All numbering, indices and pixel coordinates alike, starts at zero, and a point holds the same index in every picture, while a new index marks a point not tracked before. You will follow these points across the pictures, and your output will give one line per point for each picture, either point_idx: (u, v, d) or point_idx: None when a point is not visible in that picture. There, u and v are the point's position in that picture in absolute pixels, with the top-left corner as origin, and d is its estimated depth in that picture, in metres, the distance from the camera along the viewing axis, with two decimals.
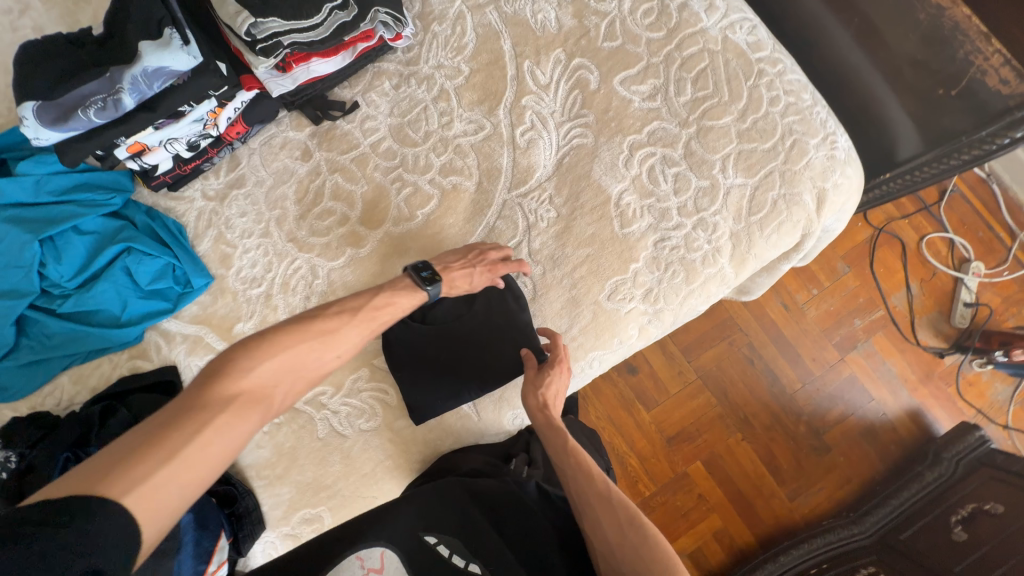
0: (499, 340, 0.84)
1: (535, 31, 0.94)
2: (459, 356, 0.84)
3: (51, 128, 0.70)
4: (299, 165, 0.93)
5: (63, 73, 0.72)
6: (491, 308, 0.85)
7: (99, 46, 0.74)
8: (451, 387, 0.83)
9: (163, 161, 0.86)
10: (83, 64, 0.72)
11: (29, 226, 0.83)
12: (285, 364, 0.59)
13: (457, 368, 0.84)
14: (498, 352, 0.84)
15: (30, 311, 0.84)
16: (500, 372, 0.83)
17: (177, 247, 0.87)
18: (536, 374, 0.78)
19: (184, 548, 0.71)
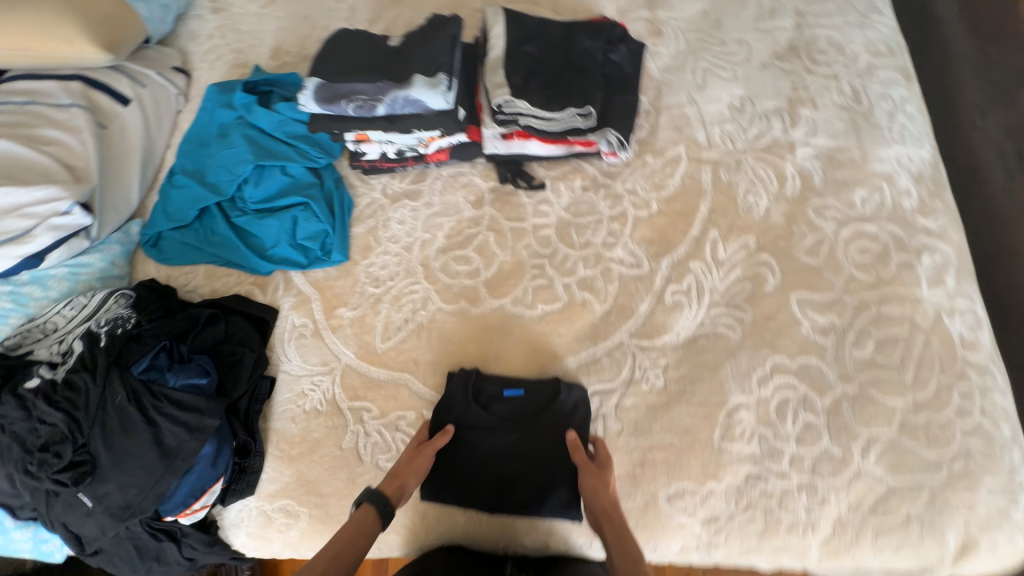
0: (540, 451, 0.81)
1: (739, 209, 0.91)
2: (504, 451, 0.81)
3: (317, 104, 0.83)
4: (467, 209, 0.99)
5: (349, 65, 0.86)
6: (550, 412, 0.82)
7: (386, 57, 0.87)
8: (475, 479, 0.81)
9: (372, 152, 0.98)
10: (367, 65, 0.86)
11: (256, 150, 0.99)
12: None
13: (496, 465, 0.80)
14: (535, 462, 0.80)
15: (216, 208, 1.01)
16: (530, 488, 0.79)
17: (339, 221, 0.97)
18: (596, 471, 0.75)
19: (189, 474, 0.79)
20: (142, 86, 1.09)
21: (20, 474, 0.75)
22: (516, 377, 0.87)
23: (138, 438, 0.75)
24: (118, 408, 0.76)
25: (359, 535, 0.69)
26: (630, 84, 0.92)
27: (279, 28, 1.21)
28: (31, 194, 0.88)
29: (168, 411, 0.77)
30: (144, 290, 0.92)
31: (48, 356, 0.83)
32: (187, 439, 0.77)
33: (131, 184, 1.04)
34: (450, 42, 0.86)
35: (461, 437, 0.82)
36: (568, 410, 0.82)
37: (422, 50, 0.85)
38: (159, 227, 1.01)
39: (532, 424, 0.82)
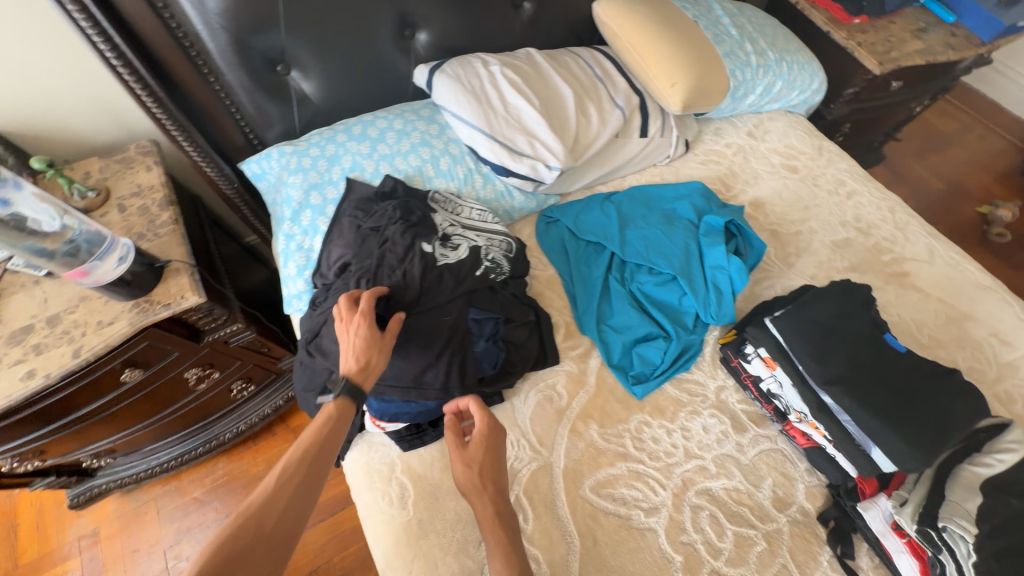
0: (932, 412, 0.70)
1: None
2: (923, 386, 0.73)
3: (781, 334, 0.79)
4: (766, 494, 0.86)
5: (828, 349, 0.75)
6: (944, 381, 0.74)
7: (877, 374, 0.73)
8: (813, 359, 0.75)
9: (756, 369, 0.91)
10: (846, 367, 0.74)
11: (683, 262, 1.02)
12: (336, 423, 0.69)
13: (842, 346, 0.76)
14: (936, 426, 0.69)
15: (609, 257, 1.06)
16: (929, 435, 0.68)
17: (670, 371, 0.94)
18: (932, 444, 0.67)
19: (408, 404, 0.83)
20: (661, 136, 1.22)
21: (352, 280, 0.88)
22: (933, 373, 0.75)
23: (421, 353, 0.81)
24: (438, 322, 0.84)
25: (330, 436, 0.68)
26: None
27: (779, 195, 1.22)
28: (548, 134, 1.05)
29: (453, 361, 0.82)
30: (518, 247, 1.01)
31: (441, 229, 0.95)
32: (436, 393, 0.80)
33: (584, 178, 1.16)
34: (967, 422, 0.70)
35: (810, 306, 0.81)
36: (962, 393, 0.73)
37: (914, 410, 0.70)
38: (567, 220, 1.11)
39: (887, 350, 0.77)
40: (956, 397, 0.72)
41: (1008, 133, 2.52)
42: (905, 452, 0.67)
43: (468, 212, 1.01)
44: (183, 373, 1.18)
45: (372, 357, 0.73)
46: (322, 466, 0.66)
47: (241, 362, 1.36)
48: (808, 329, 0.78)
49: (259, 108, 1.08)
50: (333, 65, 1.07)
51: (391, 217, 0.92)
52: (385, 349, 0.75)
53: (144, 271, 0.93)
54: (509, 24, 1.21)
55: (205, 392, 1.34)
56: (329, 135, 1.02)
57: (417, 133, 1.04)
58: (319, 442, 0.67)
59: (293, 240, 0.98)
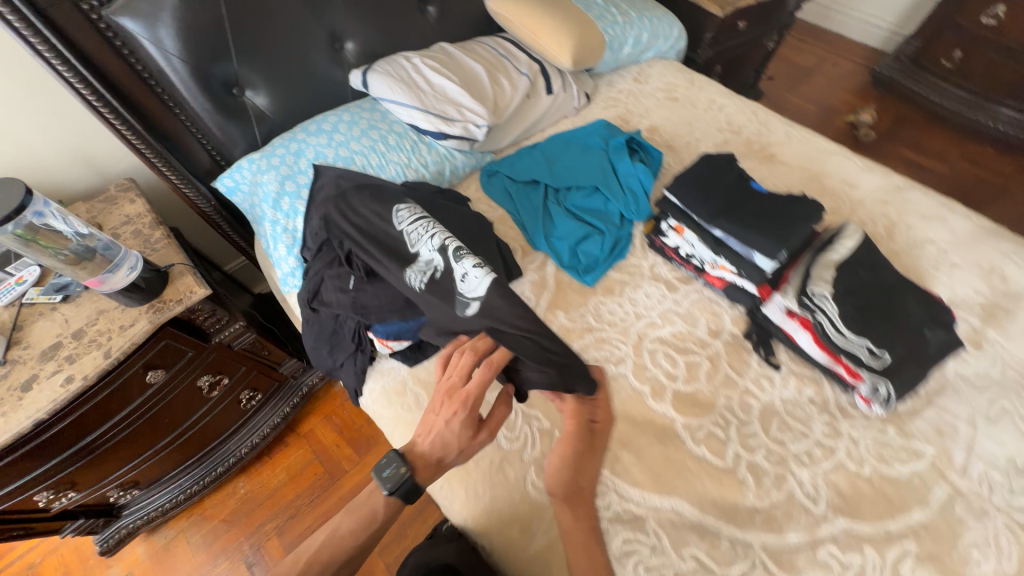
0: (787, 219, 0.96)
1: (955, 553, 0.83)
2: (778, 205, 0.99)
3: (677, 197, 1.05)
4: (703, 330, 1.09)
5: (709, 197, 1.02)
6: (791, 200, 1.01)
7: (746, 205, 0.99)
8: (701, 207, 1.01)
9: (672, 240, 1.15)
10: (722, 205, 1.00)
11: (600, 177, 1.26)
12: (351, 524, 0.82)
13: (719, 193, 1.02)
14: (791, 226, 0.95)
15: (544, 188, 1.29)
16: (786, 233, 0.94)
17: (610, 260, 1.17)
18: (788, 239, 0.93)
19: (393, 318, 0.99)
20: (564, 91, 1.48)
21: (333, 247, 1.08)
22: (784, 197, 1.02)
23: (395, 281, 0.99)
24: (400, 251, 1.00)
25: (353, 529, 0.82)
26: (928, 363, 0.92)
27: (667, 120, 1.51)
28: (471, 101, 1.28)
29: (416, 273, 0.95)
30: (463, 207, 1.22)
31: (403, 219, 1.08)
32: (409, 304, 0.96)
33: (509, 135, 1.40)
34: (812, 219, 0.96)
35: (693, 173, 1.07)
36: (804, 203, 1.00)
37: (774, 220, 0.96)
38: (503, 169, 1.33)
39: (750, 189, 1.03)
40: (800, 207, 0.99)
41: (853, 56, 3.02)
42: (773, 248, 0.93)
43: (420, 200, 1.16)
44: (196, 379, 1.30)
45: (452, 455, 0.77)
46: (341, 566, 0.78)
47: (246, 367, 1.48)
48: (694, 187, 1.03)
49: (223, 130, 1.24)
50: (280, 82, 1.26)
51: (360, 233, 1.04)
52: (464, 449, 0.78)
53: (153, 278, 1.07)
54: (419, 26, 1.45)
55: (217, 402, 1.45)
56: (291, 136, 1.21)
57: (364, 121, 1.25)
58: (341, 539, 0.80)
59: (278, 224, 1.16)
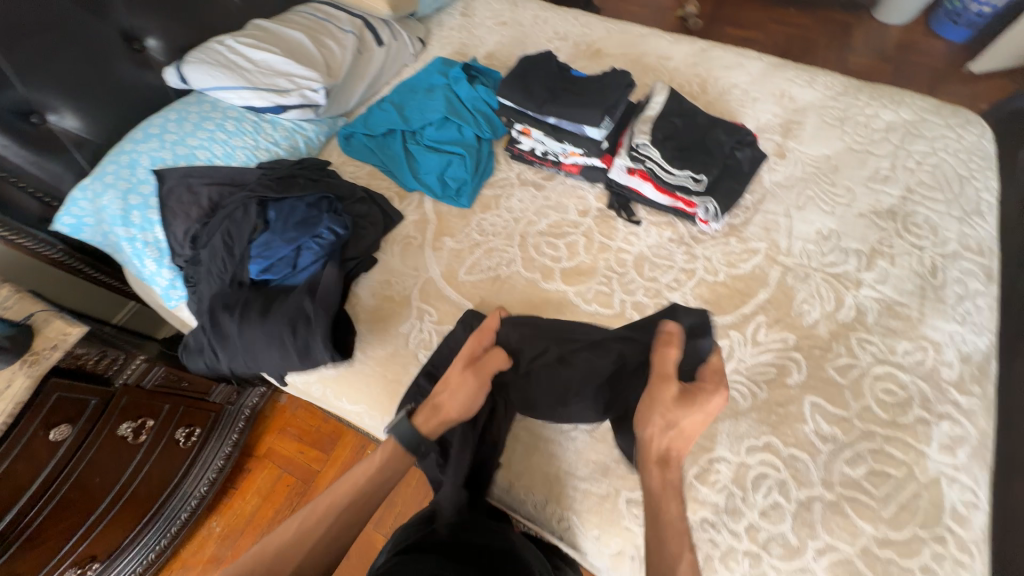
0: (601, 92, 1.12)
1: (793, 312, 1.04)
2: (591, 83, 1.15)
3: (510, 99, 1.15)
4: (574, 213, 1.22)
5: (535, 90, 1.14)
6: (603, 76, 1.17)
7: (567, 89, 1.14)
8: (531, 100, 1.12)
9: (526, 145, 1.25)
10: (545, 93, 1.13)
11: (448, 106, 1.31)
12: (343, 488, 0.79)
13: (543, 85, 1.14)
14: (605, 96, 1.11)
15: (401, 133, 1.33)
16: (602, 102, 1.10)
17: (478, 178, 1.25)
18: (606, 108, 1.10)
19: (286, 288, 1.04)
20: (395, 39, 1.50)
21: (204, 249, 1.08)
22: (597, 75, 1.17)
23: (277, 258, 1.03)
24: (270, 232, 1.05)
25: (348, 491, 0.79)
26: (742, 177, 1.12)
27: (501, 43, 1.58)
28: (299, 68, 1.26)
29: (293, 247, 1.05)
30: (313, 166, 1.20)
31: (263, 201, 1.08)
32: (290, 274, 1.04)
33: (354, 94, 1.41)
34: (620, 88, 1.12)
35: (519, 75, 1.18)
36: (613, 75, 1.16)
37: (591, 96, 1.12)
38: (356, 128, 1.35)
39: (568, 76, 1.18)
40: (609, 79, 1.15)
41: None
42: (596, 117, 1.09)
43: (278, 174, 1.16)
44: (116, 428, 1.25)
45: (453, 407, 0.84)
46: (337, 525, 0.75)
47: (171, 404, 1.42)
48: (521, 85, 1.14)
49: (39, 167, 1.14)
50: (88, 99, 1.17)
51: (225, 227, 1.05)
52: (464, 404, 0.85)
53: (17, 333, 1.01)
54: (224, 8, 1.39)
55: (151, 447, 1.39)
56: (116, 149, 1.14)
57: (194, 115, 1.21)
58: (337, 502, 0.77)
59: (137, 240, 1.12)
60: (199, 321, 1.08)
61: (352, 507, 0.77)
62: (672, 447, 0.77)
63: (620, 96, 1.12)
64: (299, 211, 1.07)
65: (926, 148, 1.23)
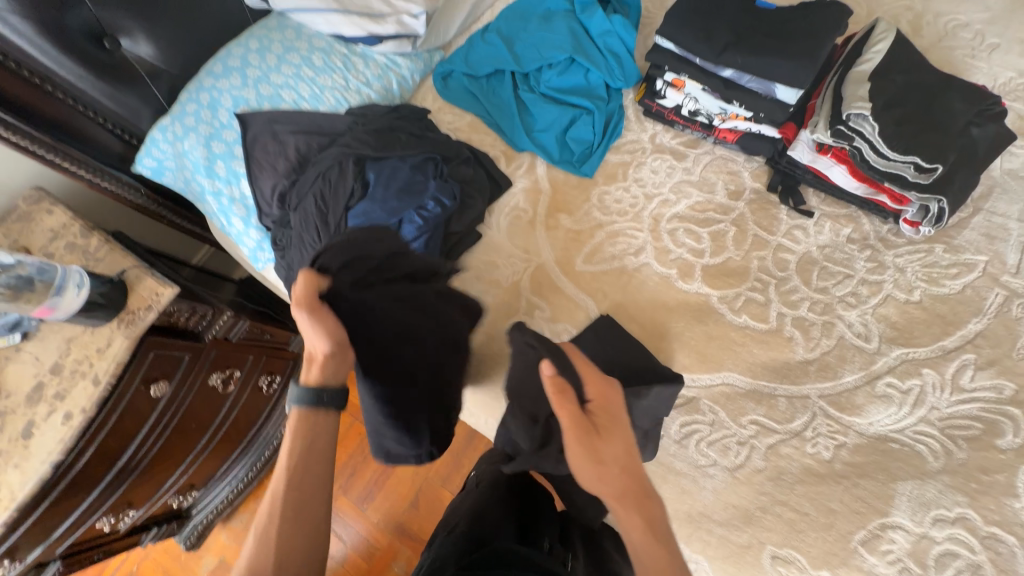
0: (804, 34, 0.82)
1: (1014, 351, 0.81)
2: (789, 20, 0.85)
3: (676, 42, 0.88)
4: (722, 193, 0.98)
5: (712, 27, 0.86)
6: (804, 11, 0.86)
7: (755, 29, 0.85)
8: (705, 45, 0.85)
9: (671, 100, 0.99)
10: (728, 35, 0.85)
11: (573, 43, 1.05)
12: (304, 463, 0.61)
13: (722, 21, 0.86)
14: (812, 40, 0.81)
15: (510, 75, 1.09)
16: (807, 48, 0.81)
17: (606, 141, 1.02)
18: (812, 58, 0.80)
19: None
20: None
21: (294, 209, 0.94)
22: (798, 9, 0.88)
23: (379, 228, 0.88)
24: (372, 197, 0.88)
25: (302, 447, 0.62)
26: (979, 164, 0.83)
27: None
28: None
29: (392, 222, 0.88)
30: (415, 117, 1.02)
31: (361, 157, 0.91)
32: None
33: (454, 21, 1.16)
34: (834, 31, 0.82)
35: (685, 4, 0.89)
36: (823, 9, 0.84)
37: (792, 40, 0.82)
38: (456, 65, 1.12)
39: (754, 10, 0.88)
40: (817, 15, 0.84)
41: None
42: (795, 72, 0.81)
43: (376, 121, 0.98)
44: (207, 378, 1.24)
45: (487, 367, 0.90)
46: (313, 502, 0.59)
47: (254, 355, 1.40)
48: (692, 22, 0.87)
49: (116, 101, 1.02)
50: (161, 20, 1.00)
51: (319, 186, 0.90)
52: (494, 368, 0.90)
53: (113, 291, 0.96)
54: None
55: (238, 395, 1.39)
56: (195, 85, 0.99)
57: (277, 44, 1.02)
58: (296, 462, 0.61)
59: (222, 195, 1.00)
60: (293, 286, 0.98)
61: (314, 489, 0.60)
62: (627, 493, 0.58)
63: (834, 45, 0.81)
64: (402, 174, 0.90)
65: None
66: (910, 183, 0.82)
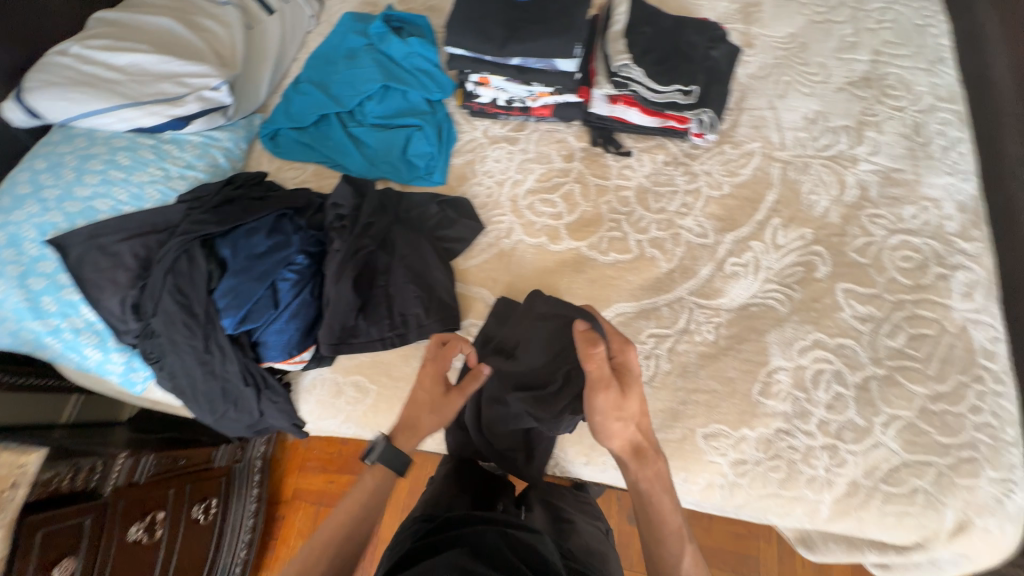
0: (559, 14, 0.97)
1: (801, 205, 1.03)
2: (544, 5, 0.99)
3: (462, 48, 0.99)
4: (559, 161, 1.11)
5: (486, 28, 0.98)
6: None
7: (521, 20, 0.98)
8: (486, 44, 0.97)
9: (486, 96, 1.10)
10: (501, 30, 0.97)
11: (383, 72, 1.12)
12: (352, 509, 0.75)
13: (492, 20, 0.98)
14: (566, 17, 0.96)
15: (336, 117, 1.13)
16: (566, 24, 0.96)
17: (445, 148, 1.09)
18: (573, 30, 0.95)
19: (273, 324, 0.87)
20: (286, 3, 1.24)
21: (152, 312, 0.88)
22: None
23: (252, 297, 0.85)
24: (233, 270, 0.85)
25: (370, 497, 0.76)
26: (725, 77, 1.05)
27: None
28: (188, 67, 1.01)
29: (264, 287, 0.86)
30: (254, 179, 0.99)
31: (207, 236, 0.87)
32: (275, 312, 0.87)
33: (262, 82, 1.16)
34: (580, 6, 0.98)
35: (457, 14, 1.00)
36: None
37: (551, 20, 0.96)
38: (279, 123, 1.12)
39: (515, 4, 1.01)
40: None
41: None
42: (564, 45, 0.95)
43: (211, 196, 0.93)
44: (125, 536, 1.09)
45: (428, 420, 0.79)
46: (348, 544, 0.72)
47: (176, 488, 1.26)
48: (468, 28, 0.98)
49: None
50: None
51: (170, 279, 0.84)
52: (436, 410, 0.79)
53: None
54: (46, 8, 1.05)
55: (171, 538, 1.24)
56: None
57: (71, 157, 0.95)
58: (351, 514, 0.74)
59: (63, 330, 0.90)
60: (183, 390, 0.91)
61: (354, 535, 0.73)
62: (642, 434, 0.75)
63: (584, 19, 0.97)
64: (257, 238, 0.87)
65: (880, 6, 1.22)
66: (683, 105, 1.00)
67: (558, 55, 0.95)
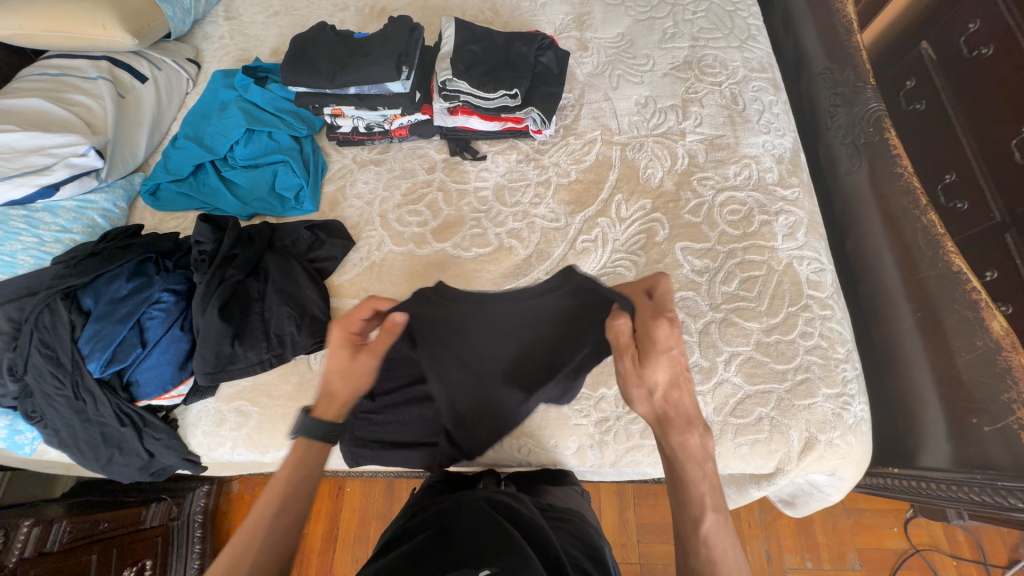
0: (384, 44, 1.10)
1: (640, 179, 1.13)
2: (371, 41, 1.12)
3: (301, 86, 1.10)
4: (422, 173, 1.20)
5: (319, 65, 1.10)
6: (383, 31, 1.15)
7: (352, 55, 1.11)
8: (320, 79, 1.08)
9: (347, 126, 1.20)
10: (332, 65, 1.09)
11: (248, 118, 1.20)
12: (286, 483, 0.68)
13: (326, 58, 1.11)
14: (390, 47, 1.09)
15: (211, 165, 1.20)
16: (389, 52, 1.08)
17: (313, 177, 1.16)
18: (397, 57, 1.08)
19: (144, 362, 0.92)
20: (159, 70, 1.32)
21: (22, 371, 0.91)
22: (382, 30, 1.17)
23: (118, 339, 0.90)
24: (97, 315, 0.90)
25: (301, 466, 0.70)
26: (553, 79, 1.17)
27: (281, 36, 1.47)
28: (55, 139, 1.07)
29: (129, 327, 0.91)
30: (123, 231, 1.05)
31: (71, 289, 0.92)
32: (143, 349, 0.91)
33: (139, 144, 1.24)
34: (403, 36, 1.11)
35: (294, 56, 1.12)
36: (394, 26, 1.14)
37: (377, 50, 1.09)
38: (156, 178, 1.18)
39: (349, 43, 1.14)
40: (389, 31, 1.14)
41: None
42: (389, 69, 1.07)
43: (76, 252, 0.98)
44: None
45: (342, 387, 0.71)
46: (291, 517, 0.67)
47: (98, 553, 1.23)
48: (302, 67, 1.09)
49: None
50: None
51: (37, 334, 0.89)
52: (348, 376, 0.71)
53: None
54: None
55: None
56: None
57: None
58: (289, 486, 0.68)
59: None
60: (65, 441, 0.93)
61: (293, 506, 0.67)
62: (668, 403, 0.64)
63: (408, 48, 1.11)
64: (119, 283, 0.93)
65: None
66: (512, 108, 1.13)
67: (385, 79, 1.07)
